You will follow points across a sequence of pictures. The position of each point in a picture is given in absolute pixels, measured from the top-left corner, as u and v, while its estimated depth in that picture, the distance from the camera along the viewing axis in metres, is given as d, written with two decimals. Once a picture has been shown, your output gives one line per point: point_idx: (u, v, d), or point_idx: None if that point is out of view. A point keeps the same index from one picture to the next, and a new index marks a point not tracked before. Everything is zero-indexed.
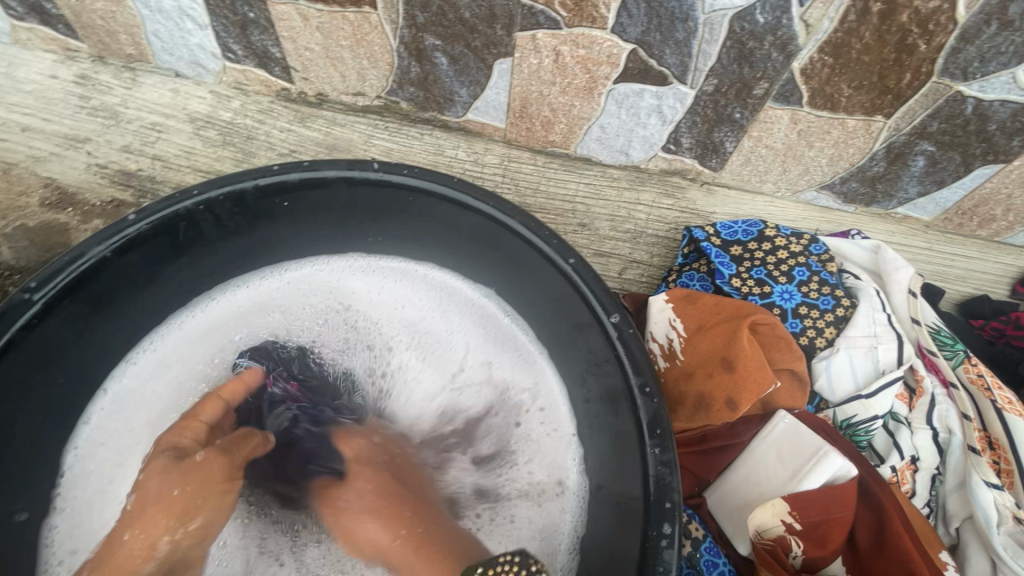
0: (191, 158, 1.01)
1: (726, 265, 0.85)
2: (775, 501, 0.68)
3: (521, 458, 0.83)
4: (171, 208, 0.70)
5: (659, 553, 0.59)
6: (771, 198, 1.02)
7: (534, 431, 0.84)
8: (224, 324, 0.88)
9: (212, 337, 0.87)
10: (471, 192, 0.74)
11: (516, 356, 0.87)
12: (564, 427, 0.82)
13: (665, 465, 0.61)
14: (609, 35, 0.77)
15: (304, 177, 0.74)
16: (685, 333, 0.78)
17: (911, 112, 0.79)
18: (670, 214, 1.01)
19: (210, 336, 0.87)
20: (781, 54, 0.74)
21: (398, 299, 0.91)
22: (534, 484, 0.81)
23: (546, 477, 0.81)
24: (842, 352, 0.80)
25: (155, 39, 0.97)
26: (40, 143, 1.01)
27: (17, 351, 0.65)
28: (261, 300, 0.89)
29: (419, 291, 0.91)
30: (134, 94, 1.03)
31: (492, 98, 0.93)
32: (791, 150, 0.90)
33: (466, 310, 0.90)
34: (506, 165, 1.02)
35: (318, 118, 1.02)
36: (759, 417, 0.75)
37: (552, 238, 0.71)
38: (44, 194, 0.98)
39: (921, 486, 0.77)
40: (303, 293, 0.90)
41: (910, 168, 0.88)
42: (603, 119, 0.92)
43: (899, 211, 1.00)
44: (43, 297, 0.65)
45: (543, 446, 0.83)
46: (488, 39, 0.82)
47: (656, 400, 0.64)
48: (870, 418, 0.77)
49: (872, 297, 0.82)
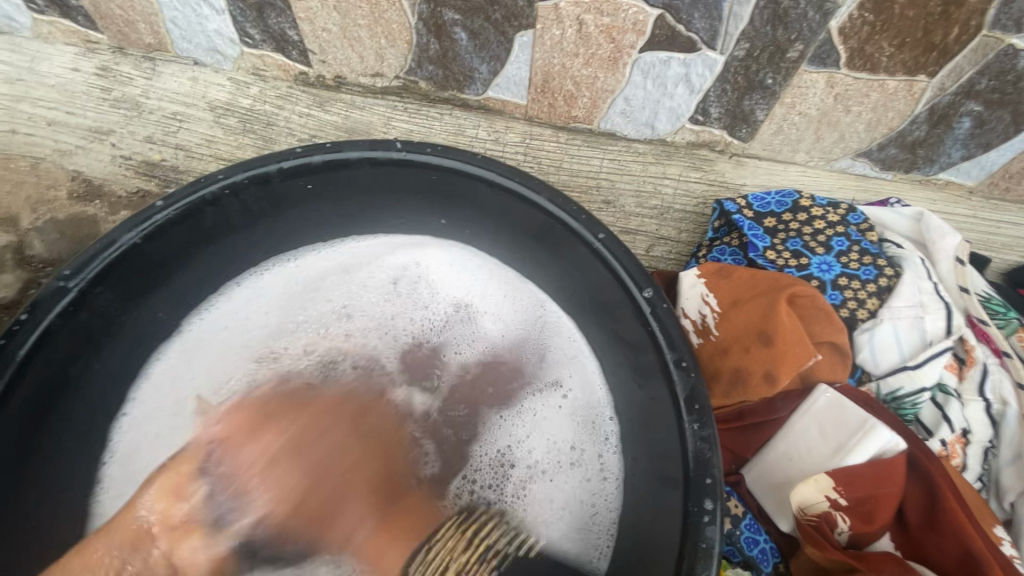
0: (212, 146, 1.02)
1: (760, 238, 0.83)
2: (818, 476, 0.66)
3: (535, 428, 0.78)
4: (197, 194, 0.71)
5: (700, 530, 0.58)
6: (804, 168, 0.98)
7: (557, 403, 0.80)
8: (255, 297, 0.85)
9: (222, 317, 0.83)
10: (495, 168, 0.73)
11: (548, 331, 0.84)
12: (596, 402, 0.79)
13: (705, 441, 0.60)
14: (635, 1, 0.74)
15: (327, 159, 0.73)
16: (719, 308, 0.76)
17: (957, 70, 0.75)
18: (697, 188, 0.98)
19: (225, 312, 0.84)
20: (817, 13, 0.70)
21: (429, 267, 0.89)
22: (537, 465, 0.76)
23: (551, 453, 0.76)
24: (886, 323, 0.77)
25: (173, 27, 0.96)
26: (65, 136, 1.02)
27: (54, 337, 0.66)
28: (294, 275, 0.87)
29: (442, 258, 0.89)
30: (154, 84, 1.03)
31: (513, 73, 0.91)
32: (826, 116, 0.86)
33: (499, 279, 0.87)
34: (527, 143, 1.00)
35: (337, 102, 1.01)
36: (798, 392, 0.73)
37: (581, 213, 0.70)
38: (72, 187, 1.00)
39: (972, 461, 0.74)
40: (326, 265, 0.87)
41: (955, 130, 0.84)
42: (628, 90, 0.89)
43: (941, 177, 0.95)
44: (78, 284, 0.66)
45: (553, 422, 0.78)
46: (509, 10, 0.80)
47: (692, 375, 0.63)
48: (917, 390, 0.74)
49: (918, 265, 0.79)
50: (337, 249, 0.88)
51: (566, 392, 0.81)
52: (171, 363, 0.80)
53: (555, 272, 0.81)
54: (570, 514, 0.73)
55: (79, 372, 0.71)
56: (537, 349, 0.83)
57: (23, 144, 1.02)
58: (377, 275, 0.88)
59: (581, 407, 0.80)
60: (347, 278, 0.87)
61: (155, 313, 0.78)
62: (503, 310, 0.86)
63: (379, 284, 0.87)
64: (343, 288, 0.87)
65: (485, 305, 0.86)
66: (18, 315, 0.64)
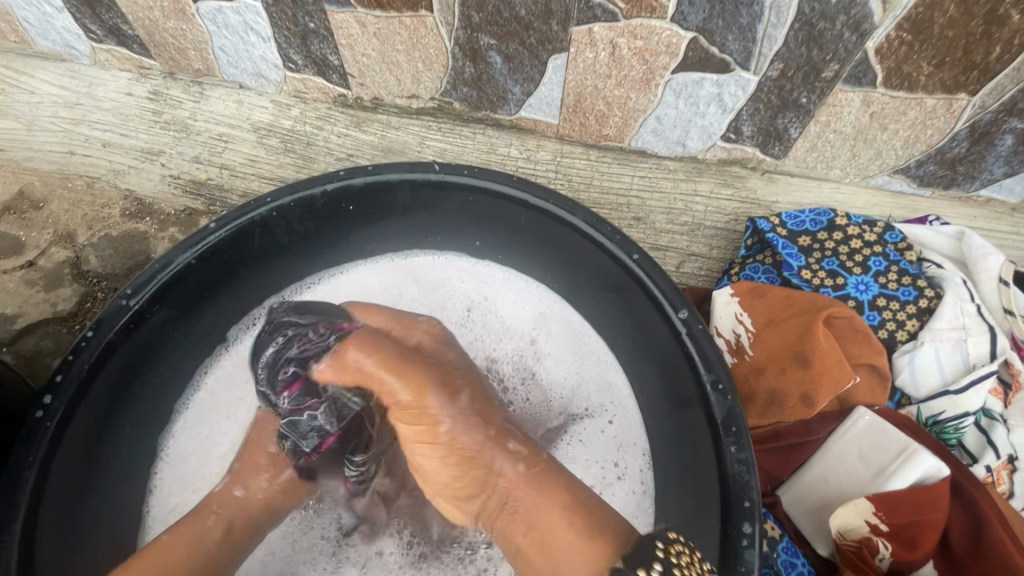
0: (255, 166, 1.06)
1: (794, 257, 0.82)
2: (859, 501, 0.65)
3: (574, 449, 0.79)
4: (247, 215, 0.75)
5: (740, 553, 0.59)
6: (838, 184, 0.97)
7: (594, 426, 0.80)
8: None
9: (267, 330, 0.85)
10: (531, 190, 0.75)
11: (586, 351, 0.84)
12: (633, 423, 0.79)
13: (743, 463, 0.61)
14: (669, 25, 0.75)
15: (369, 182, 0.76)
16: (753, 328, 0.76)
17: (999, 88, 0.74)
18: (729, 205, 0.99)
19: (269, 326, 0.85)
20: (853, 34, 0.70)
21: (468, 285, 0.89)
22: None
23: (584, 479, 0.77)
24: (926, 346, 0.76)
25: (221, 54, 1.01)
26: (119, 157, 1.08)
27: (116, 352, 0.70)
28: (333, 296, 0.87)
29: (481, 276, 0.89)
30: (202, 107, 1.09)
31: (546, 94, 0.93)
32: (862, 134, 0.86)
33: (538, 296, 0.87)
34: (559, 161, 1.01)
35: (374, 122, 1.05)
36: (836, 414, 0.72)
37: (615, 234, 0.72)
38: (124, 205, 1.05)
39: (1020, 488, 0.72)
40: (368, 282, 0.88)
41: (997, 147, 0.83)
42: (660, 110, 0.90)
43: (983, 194, 0.93)
44: (137, 302, 0.70)
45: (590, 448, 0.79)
46: (544, 35, 0.82)
47: (729, 397, 0.63)
48: (960, 415, 0.73)
49: (960, 286, 0.77)
50: (379, 265, 0.89)
51: (609, 416, 0.80)
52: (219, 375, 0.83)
53: (594, 290, 0.81)
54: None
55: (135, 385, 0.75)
56: (587, 374, 0.83)
57: (81, 165, 1.07)
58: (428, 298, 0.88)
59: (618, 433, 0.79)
60: (390, 294, 0.88)
61: (205, 326, 0.82)
62: (553, 335, 0.85)
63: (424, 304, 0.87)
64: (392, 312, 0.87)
65: (537, 333, 0.86)
66: (85, 333, 0.68)
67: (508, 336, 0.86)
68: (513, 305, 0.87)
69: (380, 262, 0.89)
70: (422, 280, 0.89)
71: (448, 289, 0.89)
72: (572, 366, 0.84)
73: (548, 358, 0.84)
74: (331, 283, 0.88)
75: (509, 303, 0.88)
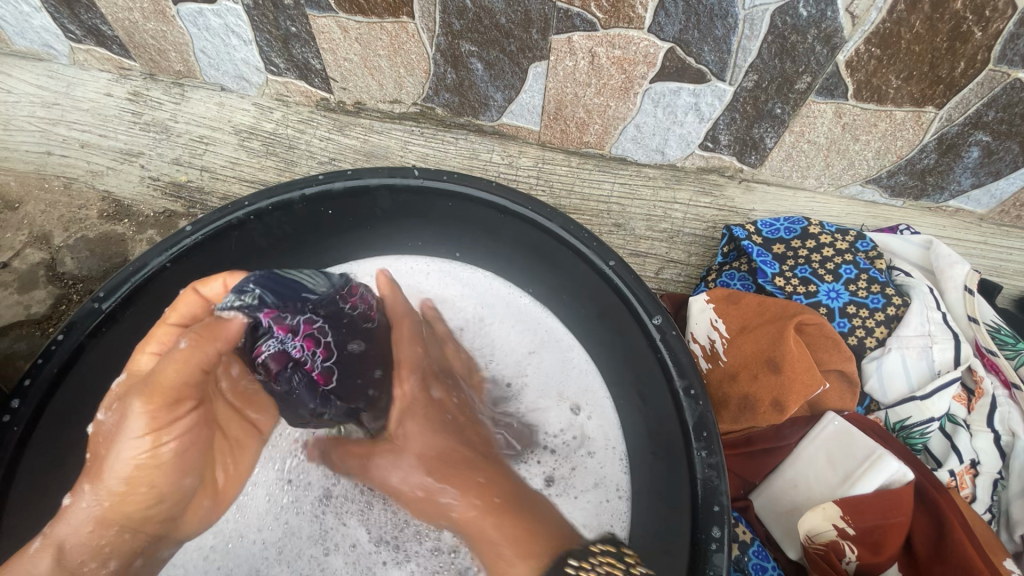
0: (237, 168, 1.05)
1: (768, 264, 0.84)
2: (826, 505, 0.66)
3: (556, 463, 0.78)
4: (224, 218, 0.74)
5: (708, 557, 0.59)
6: (813, 194, 0.99)
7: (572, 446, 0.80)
8: None
9: None
10: (508, 195, 0.75)
11: (570, 364, 0.85)
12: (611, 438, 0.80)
13: (712, 468, 0.62)
14: (646, 35, 0.77)
15: (347, 185, 0.76)
16: (727, 334, 0.77)
17: (964, 102, 0.76)
18: (707, 213, 1.00)
19: None
20: (824, 48, 0.72)
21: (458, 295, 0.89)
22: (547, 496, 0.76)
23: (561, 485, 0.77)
24: (893, 352, 0.77)
25: (203, 56, 1.01)
26: (97, 158, 1.07)
27: (89, 357, 0.69)
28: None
29: (469, 287, 0.90)
30: (183, 109, 1.08)
31: (527, 101, 0.94)
32: (834, 144, 0.88)
33: (525, 310, 0.88)
34: (539, 167, 1.02)
35: (356, 126, 1.05)
36: (807, 419, 0.74)
37: (593, 240, 0.72)
38: (102, 207, 1.04)
39: (982, 492, 0.74)
40: None
41: (964, 159, 0.85)
42: (639, 118, 0.91)
43: (951, 204, 0.96)
44: (110, 305, 0.70)
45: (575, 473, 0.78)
46: (524, 43, 0.83)
47: (701, 403, 0.64)
48: (926, 420, 0.75)
49: (926, 294, 0.80)
50: (383, 273, 0.91)
51: (593, 429, 0.81)
52: None
53: (572, 300, 0.82)
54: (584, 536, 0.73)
55: None
56: (575, 388, 0.83)
57: (58, 165, 1.06)
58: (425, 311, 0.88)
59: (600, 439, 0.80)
60: None
61: None
62: (546, 359, 0.86)
63: None
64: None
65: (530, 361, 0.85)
66: (55, 337, 0.67)
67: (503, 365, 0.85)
68: (511, 330, 0.87)
69: (369, 272, 0.90)
70: (411, 289, 0.89)
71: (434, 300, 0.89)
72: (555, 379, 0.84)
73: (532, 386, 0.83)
74: None
75: (496, 319, 0.88)
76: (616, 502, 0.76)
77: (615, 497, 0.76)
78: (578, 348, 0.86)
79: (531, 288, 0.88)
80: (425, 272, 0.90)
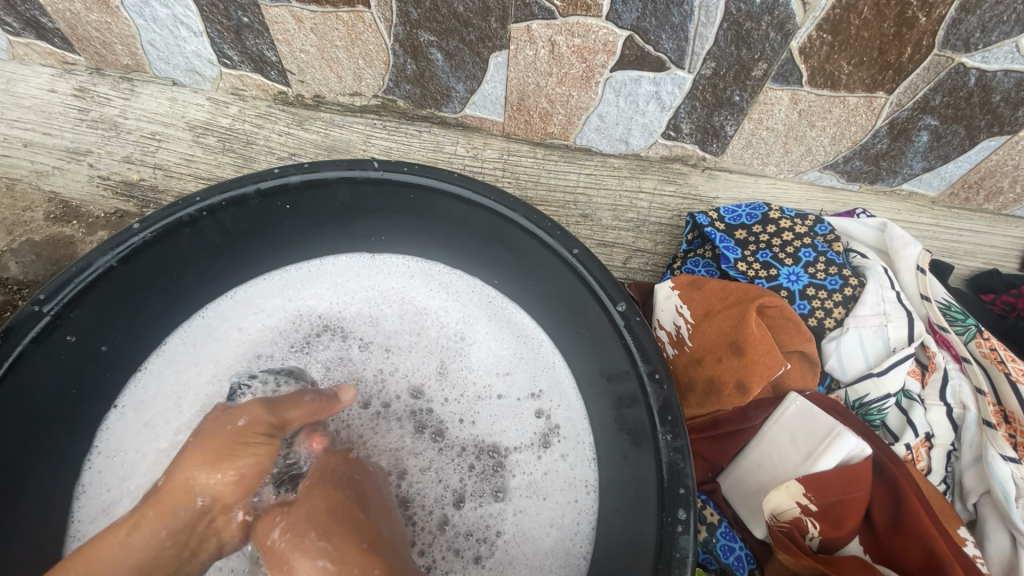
0: (191, 166, 1.01)
1: (731, 250, 0.85)
2: (790, 483, 0.68)
3: (522, 469, 0.80)
4: (174, 215, 0.71)
5: (676, 539, 0.59)
6: (774, 180, 1.01)
7: (546, 453, 0.81)
8: (263, 307, 0.88)
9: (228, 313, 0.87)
10: (472, 185, 0.74)
11: (542, 364, 0.86)
12: (580, 435, 0.81)
13: (677, 451, 0.62)
14: (604, 23, 0.77)
15: (305, 179, 0.74)
16: (692, 319, 0.78)
17: (913, 87, 0.77)
18: (672, 201, 1.01)
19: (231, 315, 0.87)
20: (778, 34, 0.73)
21: (434, 300, 0.90)
22: (514, 501, 0.79)
23: (525, 489, 0.79)
24: (851, 332, 0.79)
25: (151, 49, 0.97)
26: (41, 157, 1.01)
27: (29, 364, 0.66)
28: (306, 297, 0.89)
29: (445, 290, 0.90)
30: (132, 105, 1.04)
31: (489, 92, 0.93)
32: (792, 131, 0.89)
33: (498, 310, 0.89)
34: (505, 159, 1.01)
35: (316, 120, 1.03)
36: (770, 401, 0.76)
37: (556, 229, 0.72)
38: (48, 208, 0.99)
39: (936, 463, 0.77)
40: (337, 287, 0.90)
41: (914, 143, 0.87)
42: (601, 108, 0.91)
43: (904, 188, 0.99)
44: (54, 308, 0.66)
45: (541, 477, 0.80)
46: (483, 32, 0.82)
47: (666, 387, 0.64)
48: (882, 396, 0.77)
49: (880, 275, 0.82)
50: (359, 272, 0.91)
51: (563, 421, 0.82)
52: (163, 370, 0.83)
53: (537, 294, 0.82)
54: (554, 533, 0.77)
55: (60, 398, 0.72)
56: (547, 392, 0.84)
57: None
58: (405, 314, 0.90)
59: (566, 430, 0.82)
60: (360, 303, 0.90)
61: (137, 331, 0.79)
62: (520, 374, 0.86)
63: (395, 322, 0.89)
64: (363, 323, 0.89)
65: (502, 369, 0.86)
66: None
67: (476, 376, 0.86)
68: (492, 337, 0.88)
69: (341, 274, 0.90)
70: (387, 291, 0.90)
71: (409, 303, 0.90)
72: (527, 382, 0.85)
73: (504, 393, 0.85)
74: (303, 283, 0.89)
75: (473, 328, 0.89)
76: (585, 496, 0.78)
77: (584, 494, 0.78)
78: (548, 342, 0.86)
79: (497, 282, 0.87)
80: (407, 275, 0.91)
